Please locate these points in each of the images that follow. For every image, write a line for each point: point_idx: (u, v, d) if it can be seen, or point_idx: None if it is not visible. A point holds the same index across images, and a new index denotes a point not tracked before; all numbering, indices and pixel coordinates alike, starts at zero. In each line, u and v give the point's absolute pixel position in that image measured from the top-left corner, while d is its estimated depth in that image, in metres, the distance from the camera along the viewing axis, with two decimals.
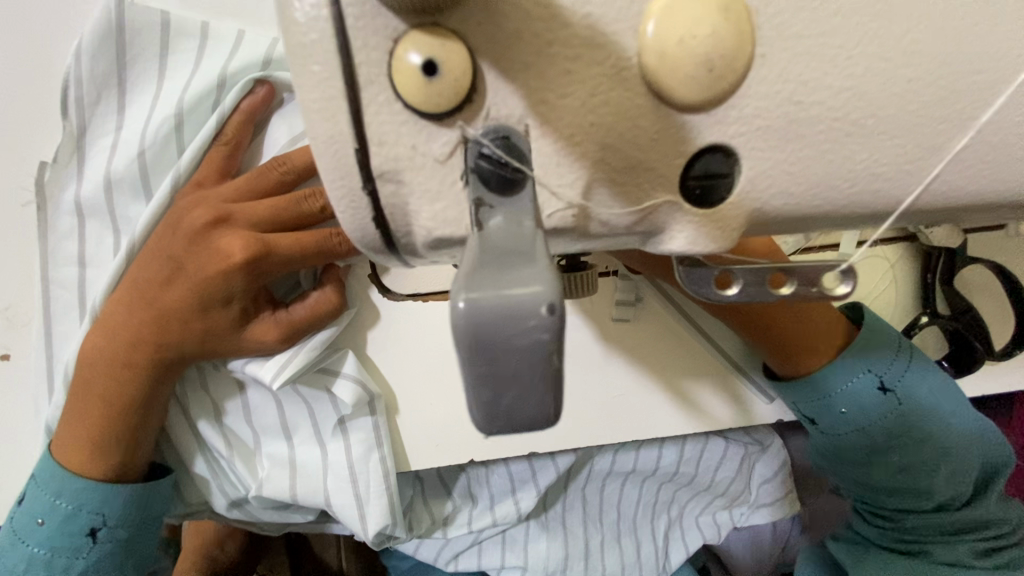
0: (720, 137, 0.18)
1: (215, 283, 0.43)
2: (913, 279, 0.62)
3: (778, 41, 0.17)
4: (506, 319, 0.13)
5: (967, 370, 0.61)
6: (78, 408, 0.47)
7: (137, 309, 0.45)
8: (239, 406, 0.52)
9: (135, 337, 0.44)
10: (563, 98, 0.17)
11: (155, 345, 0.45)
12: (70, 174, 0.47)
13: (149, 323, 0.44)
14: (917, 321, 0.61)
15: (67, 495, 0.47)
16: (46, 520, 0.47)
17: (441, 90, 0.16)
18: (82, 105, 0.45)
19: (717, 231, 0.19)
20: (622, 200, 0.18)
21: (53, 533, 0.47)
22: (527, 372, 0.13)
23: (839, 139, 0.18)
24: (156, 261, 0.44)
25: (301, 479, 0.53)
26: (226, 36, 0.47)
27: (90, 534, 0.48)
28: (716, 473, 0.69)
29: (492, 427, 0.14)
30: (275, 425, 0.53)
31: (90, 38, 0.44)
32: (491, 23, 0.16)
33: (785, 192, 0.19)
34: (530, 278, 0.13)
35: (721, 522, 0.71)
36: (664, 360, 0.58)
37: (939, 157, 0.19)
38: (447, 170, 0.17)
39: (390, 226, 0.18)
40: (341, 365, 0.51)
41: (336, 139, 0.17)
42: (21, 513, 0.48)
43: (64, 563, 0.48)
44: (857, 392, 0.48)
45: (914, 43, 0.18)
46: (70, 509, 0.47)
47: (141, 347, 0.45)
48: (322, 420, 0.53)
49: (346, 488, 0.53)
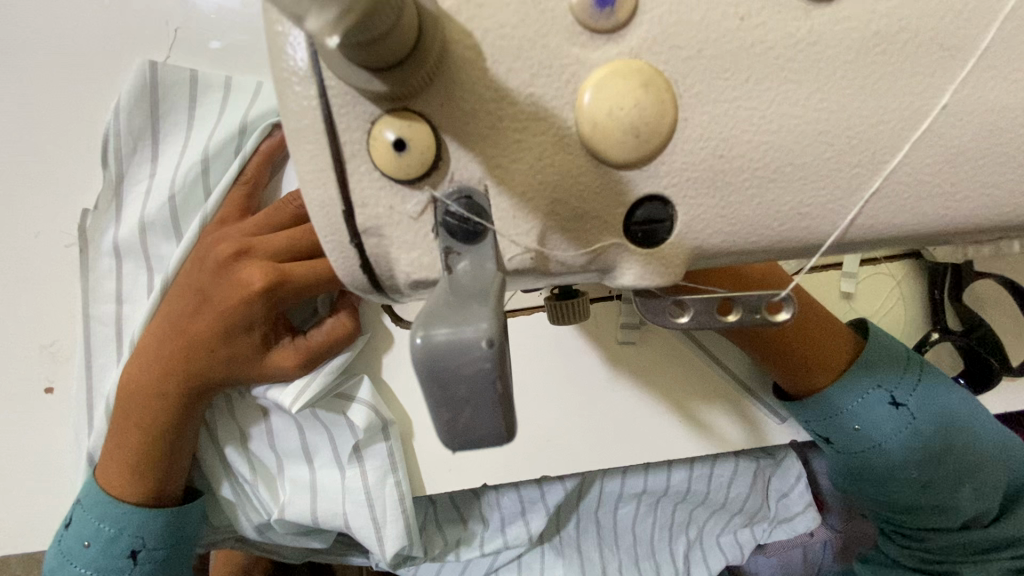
0: (655, 188, 0.20)
1: (241, 312, 0.46)
2: (920, 297, 0.63)
3: (697, 107, 0.20)
4: (454, 352, 0.16)
5: (985, 387, 0.61)
6: (119, 436, 0.50)
7: (169, 341, 0.48)
8: (264, 431, 0.55)
9: (167, 366, 0.48)
10: (515, 162, 0.20)
11: (184, 374, 0.48)
12: (109, 219, 0.52)
13: (179, 352, 0.48)
14: (928, 337, 0.62)
15: (109, 518, 0.50)
16: (92, 542, 0.50)
17: (409, 161, 0.19)
18: (121, 155, 0.51)
19: (662, 267, 0.22)
20: (574, 243, 0.21)
21: (99, 554, 0.50)
22: (475, 397, 0.16)
23: (761, 185, 0.21)
24: (187, 295, 0.48)
25: (322, 502, 0.55)
26: (247, 85, 0.52)
27: (131, 555, 0.51)
28: (729, 490, 0.69)
29: (455, 445, 0.17)
30: (296, 450, 0.56)
31: (126, 98, 0.50)
32: (449, 104, 0.19)
33: (719, 231, 0.21)
34: (475, 316, 0.16)
35: (743, 541, 0.71)
36: (671, 384, 0.60)
37: (858, 198, 0.21)
38: (420, 225, 0.20)
39: (376, 271, 0.22)
40: (356, 390, 0.54)
41: (325, 203, 0.20)
42: (69, 535, 0.51)
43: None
44: (869, 408, 0.48)
45: (820, 101, 0.20)
46: (112, 533, 0.50)
47: (170, 376, 0.48)
48: (341, 446, 0.55)
49: (364, 511, 0.56)
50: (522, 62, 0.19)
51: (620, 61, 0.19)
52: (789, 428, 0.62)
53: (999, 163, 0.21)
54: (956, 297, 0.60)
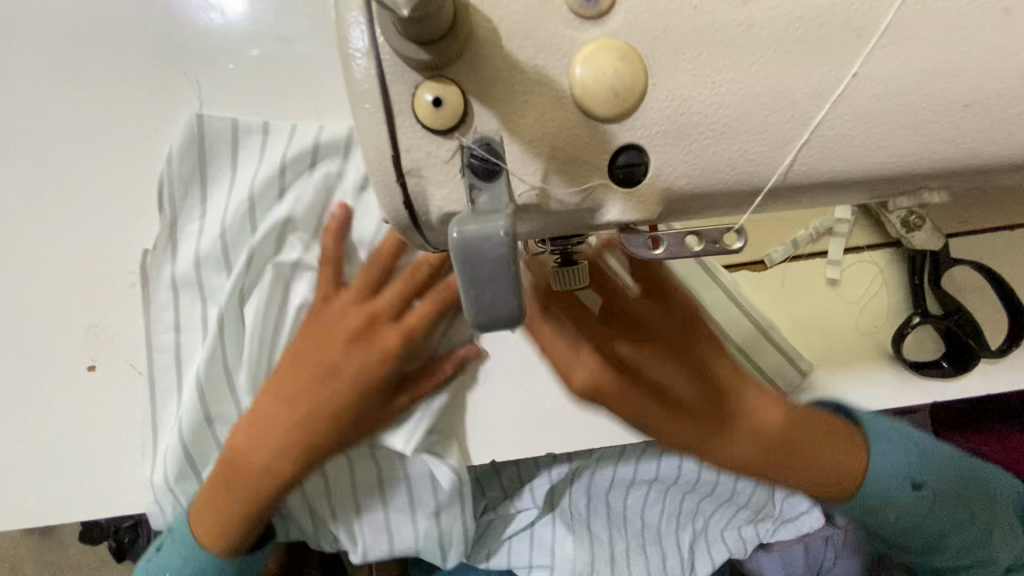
0: (632, 139, 0.26)
1: (359, 369, 0.49)
2: (901, 284, 0.69)
3: (662, 75, 0.26)
4: (481, 242, 0.21)
5: (961, 369, 0.66)
6: (222, 497, 0.51)
7: (294, 411, 0.50)
8: (347, 477, 0.61)
9: (289, 439, 0.50)
10: (524, 118, 0.26)
11: (304, 434, 0.50)
12: (166, 257, 0.54)
13: (299, 425, 0.50)
14: (910, 320, 0.66)
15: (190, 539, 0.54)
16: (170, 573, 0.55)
17: (444, 114, 0.25)
18: (173, 198, 0.53)
19: (639, 203, 0.28)
20: (570, 184, 0.27)
21: None
22: (495, 276, 0.22)
23: (716, 136, 0.27)
24: (299, 360, 0.51)
25: (398, 539, 0.62)
26: (281, 128, 0.54)
27: None
28: (737, 482, 0.70)
29: (479, 317, 0.23)
30: (374, 495, 0.61)
31: (178, 145, 0.52)
32: (474, 72, 0.25)
33: (683, 175, 0.27)
34: (495, 218, 0.22)
35: (747, 537, 0.72)
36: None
37: (792, 148, 0.27)
38: (451, 167, 0.26)
39: (415, 206, 0.28)
40: (446, 452, 0.58)
41: (379, 149, 0.26)
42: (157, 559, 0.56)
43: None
44: (888, 484, 0.55)
45: (757, 70, 0.26)
46: (189, 547, 0.54)
47: (291, 437, 0.50)
48: (417, 492, 0.61)
49: (435, 543, 0.63)
50: (528, 40, 0.25)
51: (602, 40, 0.25)
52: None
53: (904, 120, 0.27)
54: (934, 283, 0.66)
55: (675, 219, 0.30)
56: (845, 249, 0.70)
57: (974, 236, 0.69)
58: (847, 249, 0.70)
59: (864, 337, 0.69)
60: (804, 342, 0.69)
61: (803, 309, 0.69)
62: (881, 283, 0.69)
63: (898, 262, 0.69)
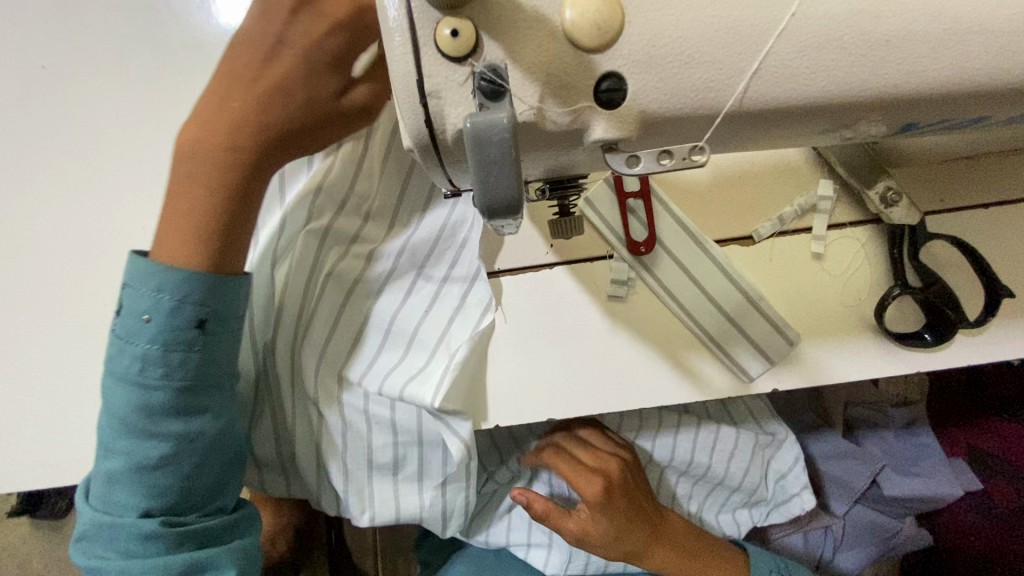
0: (612, 67, 0.32)
1: (315, 100, 0.50)
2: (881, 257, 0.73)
3: (636, 14, 0.32)
4: (487, 129, 0.27)
5: (943, 337, 0.70)
6: (171, 218, 0.50)
7: (214, 136, 0.49)
8: (362, 443, 0.68)
9: (225, 147, 0.49)
10: (525, 48, 0.32)
11: (246, 120, 0.49)
12: None
13: (234, 119, 0.49)
14: (890, 291, 0.70)
15: (162, 286, 0.48)
16: (152, 317, 0.48)
17: (460, 43, 0.31)
18: None
19: (618, 123, 0.34)
20: (562, 106, 0.33)
21: (160, 329, 0.48)
22: (499, 158, 0.28)
23: (681, 66, 0.33)
24: (232, 75, 0.49)
25: (404, 499, 0.70)
26: None
27: (196, 327, 0.50)
28: (730, 463, 0.79)
29: (486, 196, 0.29)
30: (386, 460, 0.69)
31: None
32: (483, 10, 0.31)
33: (656, 100, 0.33)
34: (499, 111, 0.28)
35: (740, 519, 0.84)
36: (664, 333, 0.70)
37: (744, 77, 0.33)
38: (465, 89, 0.32)
39: (435, 125, 0.34)
40: (457, 426, 0.66)
41: (406, 75, 0.32)
42: (124, 319, 0.49)
43: (171, 366, 0.49)
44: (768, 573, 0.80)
45: (713, 11, 0.32)
46: (173, 303, 0.48)
47: (238, 146, 0.49)
48: (428, 459, 0.70)
49: (438, 508, 0.71)
50: None
51: None
52: (768, 376, 0.72)
53: (836, 56, 0.33)
54: (913, 256, 0.70)
55: (646, 145, 0.35)
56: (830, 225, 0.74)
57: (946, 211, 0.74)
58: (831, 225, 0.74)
59: (846, 308, 0.72)
60: (790, 313, 0.72)
61: (789, 282, 0.73)
62: (864, 258, 0.73)
63: (878, 237, 0.73)
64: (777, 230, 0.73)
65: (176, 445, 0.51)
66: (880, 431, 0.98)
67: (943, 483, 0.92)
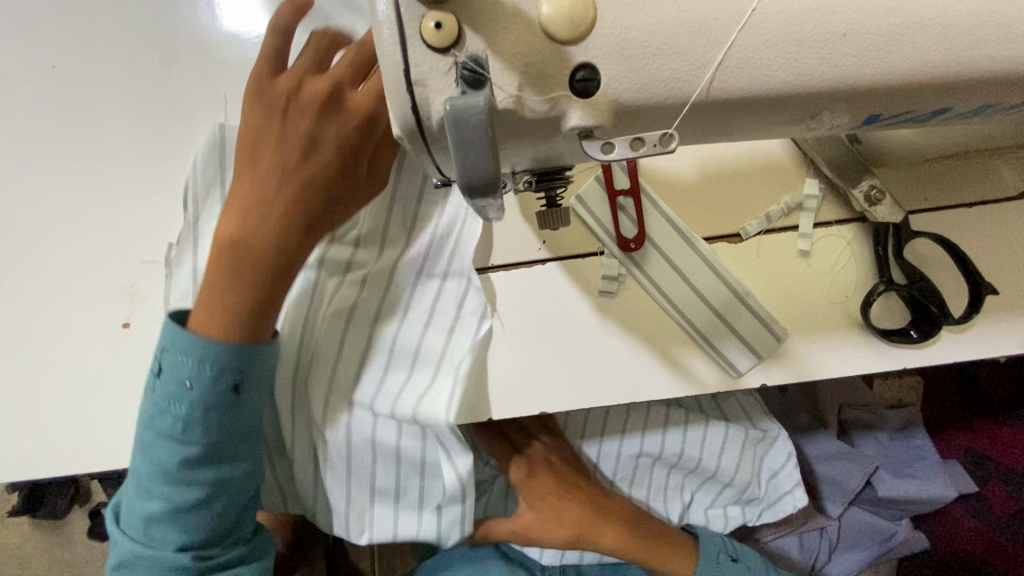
0: (586, 59, 0.35)
1: (351, 181, 0.58)
2: (868, 255, 0.74)
3: (607, 8, 0.34)
4: (466, 110, 0.29)
5: (928, 333, 0.72)
6: (219, 291, 0.55)
7: (254, 210, 0.55)
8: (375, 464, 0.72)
9: (269, 224, 0.55)
10: (504, 39, 0.34)
11: (276, 206, 0.55)
12: (188, 250, 0.66)
13: (271, 200, 0.55)
14: (876, 288, 0.72)
15: (202, 358, 0.53)
16: (194, 383, 0.53)
17: (443, 35, 0.33)
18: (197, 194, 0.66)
19: (593, 110, 0.36)
20: (540, 95, 0.35)
21: (201, 395, 0.54)
22: (477, 137, 0.30)
23: (651, 57, 0.35)
24: (262, 150, 0.56)
25: (419, 520, 0.74)
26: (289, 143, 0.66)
27: (233, 389, 0.55)
28: (720, 458, 0.81)
29: (467, 174, 0.31)
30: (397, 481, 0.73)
31: (202, 154, 0.66)
32: (465, 5, 0.34)
33: (628, 89, 0.35)
34: (477, 95, 0.30)
35: (730, 515, 0.86)
36: (654, 328, 0.72)
37: (711, 68, 0.35)
38: (448, 78, 0.35)
39: (421, 112, 0.36)
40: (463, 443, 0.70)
41: (394, 64, 0.35)
42: (166, 381, 0.54)
43: (208, 428, 0.54)
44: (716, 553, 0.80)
45: (680, 6, 0.34)
46: (215, 372, 0.54)
47: (274, 227, 0.55)
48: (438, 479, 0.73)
49: (452, 526, 0.74)
50: None
51: None
52: (756, 372, 0.74)
53: (796, 49, 0.35)
54: (897, 253, 0.72)
55: (620, 133, 0.37)
56: (816, 224, 0.76)
57: (930, 209, 0.76)
58: (817, 224, 0.76)
59: (835, 307, 0.74)
60: (780, 311, 0.74)
61: (778, 281, 0.74)
62: (851, 256, 0.75)
63: (864, 235, 0.75)
64: (764, 228, 0.75)
65: (208, 491, 0.56)
66: (874, 432, 0.99)
67: (939, 486, 0.95)
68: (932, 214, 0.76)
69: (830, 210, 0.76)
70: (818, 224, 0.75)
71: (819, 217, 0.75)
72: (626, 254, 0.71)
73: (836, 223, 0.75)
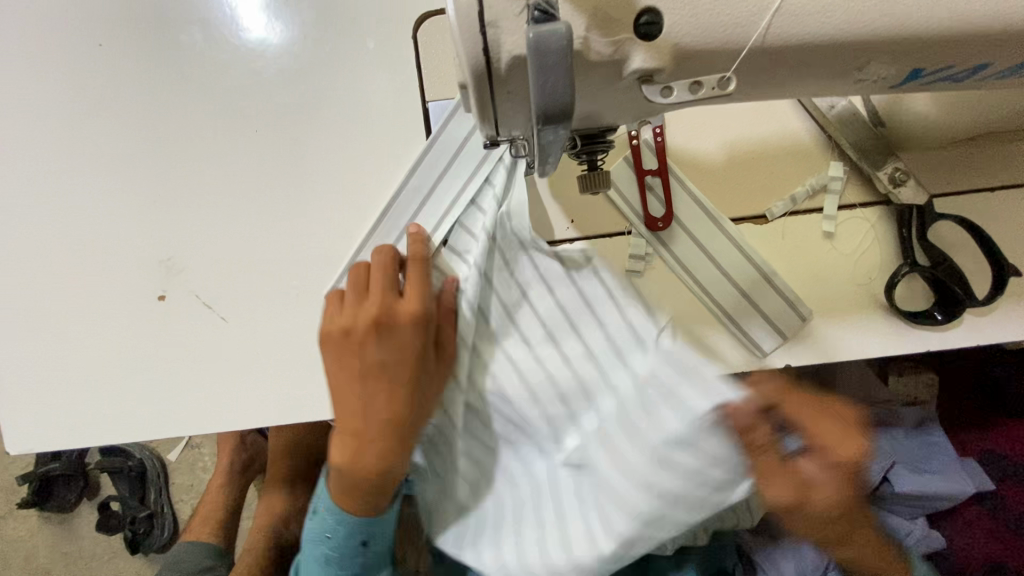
0: (651, 4, 0.37)
1: (427, 375, 0.62)
2: (890, 237, 0.75)
3: None
4: (547, 36, 0.31)
5: (954, 314, 0.72)
6: (349, 489, 0.63)
7: (352, 419, 0.61)
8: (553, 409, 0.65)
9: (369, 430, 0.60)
10: None
11: (371, 412, 0.60)
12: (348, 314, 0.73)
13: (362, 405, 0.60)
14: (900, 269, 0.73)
15: (339, 521, 0.66)
16: (332, 534, 0.66)
17: None
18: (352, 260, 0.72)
19: (656, 53, 0.38)
20: (606, 37, 0.37)
21: (338, 543, 0.67)
22: (556, 62, 0.32)
23: (709, 4, 0.37)
24: (341, 370, 0.62)
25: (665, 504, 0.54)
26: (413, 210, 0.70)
27: (362, 543, 0.67)
28: None
29: (543, 99, 0.33)
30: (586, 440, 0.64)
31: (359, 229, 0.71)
32: None
33: (689, 34, 0.37)
34: (557, 21, 0.32)
35: None
36: (680, 306, 0.73)
37: (767, 14, 0.37)
38: (520, 20, 0.37)
39: (491, 53, 0.38)
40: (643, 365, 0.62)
41: (468, 6, 0.37)
42: (314, 526, 0.67)
43: (349, 564, 0.68)
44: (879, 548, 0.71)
45: None
46: (348, 530, 0.66)
47: (370, 439, 0.60)
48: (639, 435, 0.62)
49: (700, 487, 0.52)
50: None
51: None
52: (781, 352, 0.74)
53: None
54: (921, 235, 0.73)
55: (679, 78, 0.39)
56: (841, 207, 0.77)
57: (957, 192, 0.76)
58: (842, 207, 0.77)
59: (858, 288, 0.75)
60: (803, 292, 0.75)
61: (803, 262, 0.76)
62: (874, 238, 0.76)
63: (888, 218, 0.76)
64: (788, 210, 0.76)
65: None
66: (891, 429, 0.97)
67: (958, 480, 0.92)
68: (960, 197, 0.76)
69: (856, 193, 0.77)
70: (843, 207, 0.77)
71: (845, 198, 0.77)
72: (653, 233, 0.73)
73: (862, 206, 0.76)
